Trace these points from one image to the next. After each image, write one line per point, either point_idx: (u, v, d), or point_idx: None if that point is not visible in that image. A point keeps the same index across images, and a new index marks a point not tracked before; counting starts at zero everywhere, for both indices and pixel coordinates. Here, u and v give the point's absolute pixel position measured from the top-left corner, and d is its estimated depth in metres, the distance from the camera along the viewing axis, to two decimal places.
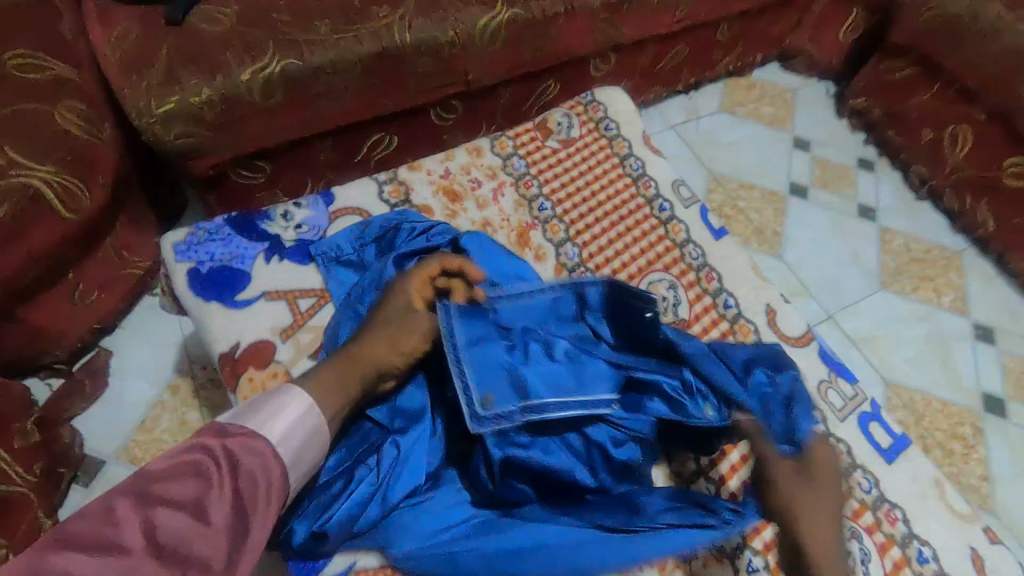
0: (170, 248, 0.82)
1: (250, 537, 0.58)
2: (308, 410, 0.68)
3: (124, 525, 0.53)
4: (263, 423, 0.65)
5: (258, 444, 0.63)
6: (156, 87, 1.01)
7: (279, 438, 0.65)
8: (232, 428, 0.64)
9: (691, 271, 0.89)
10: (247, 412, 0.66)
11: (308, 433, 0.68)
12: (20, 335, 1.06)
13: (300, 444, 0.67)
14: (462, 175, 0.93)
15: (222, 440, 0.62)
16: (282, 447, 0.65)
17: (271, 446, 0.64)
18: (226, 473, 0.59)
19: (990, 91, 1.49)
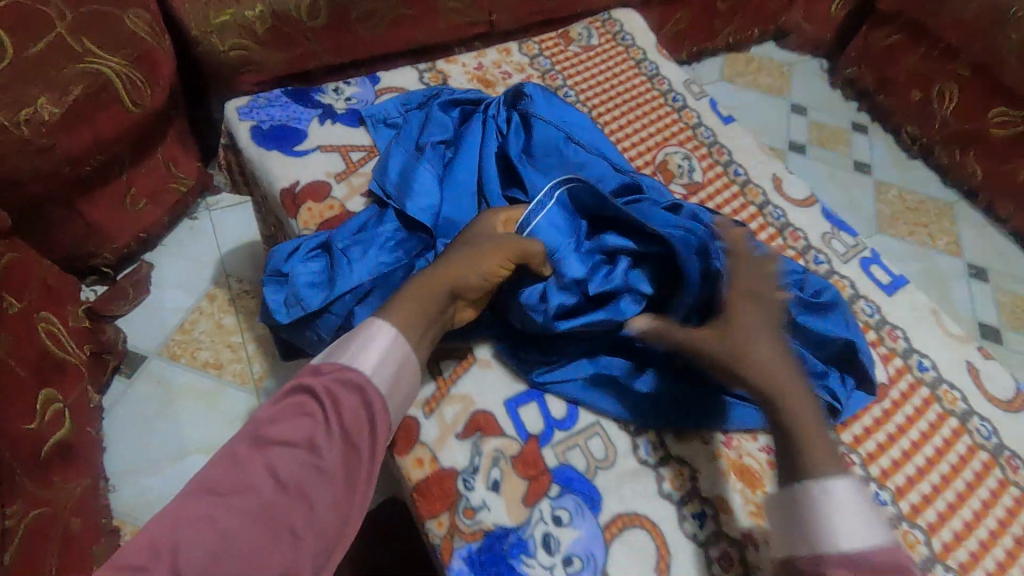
0: (234, 111, 0.90)
1: (363, 472, 0.57)
2: (396, 344, 0.62)
3: (248, 465, 0.54)
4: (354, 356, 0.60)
5: (356, 379, 0.59)
6: (214, 0, 1.08)
7: (370, 370, 0.60)
8: (326, 366, 0.60)
9: (703, 147, 0.97)
10: (338, 348, 0.61)
11: (398, 363, 0.61)
12: (76, 229, 1.11)
13: (394, 376, 0.61)
14: (495, 68, 1.02)
15: (321, 378, 0.59)
16: (377, 380, 0.60)
17: (364, 378, 0.59)
18: (331, 411, 0.57)
19: (973, 46, 1.59)
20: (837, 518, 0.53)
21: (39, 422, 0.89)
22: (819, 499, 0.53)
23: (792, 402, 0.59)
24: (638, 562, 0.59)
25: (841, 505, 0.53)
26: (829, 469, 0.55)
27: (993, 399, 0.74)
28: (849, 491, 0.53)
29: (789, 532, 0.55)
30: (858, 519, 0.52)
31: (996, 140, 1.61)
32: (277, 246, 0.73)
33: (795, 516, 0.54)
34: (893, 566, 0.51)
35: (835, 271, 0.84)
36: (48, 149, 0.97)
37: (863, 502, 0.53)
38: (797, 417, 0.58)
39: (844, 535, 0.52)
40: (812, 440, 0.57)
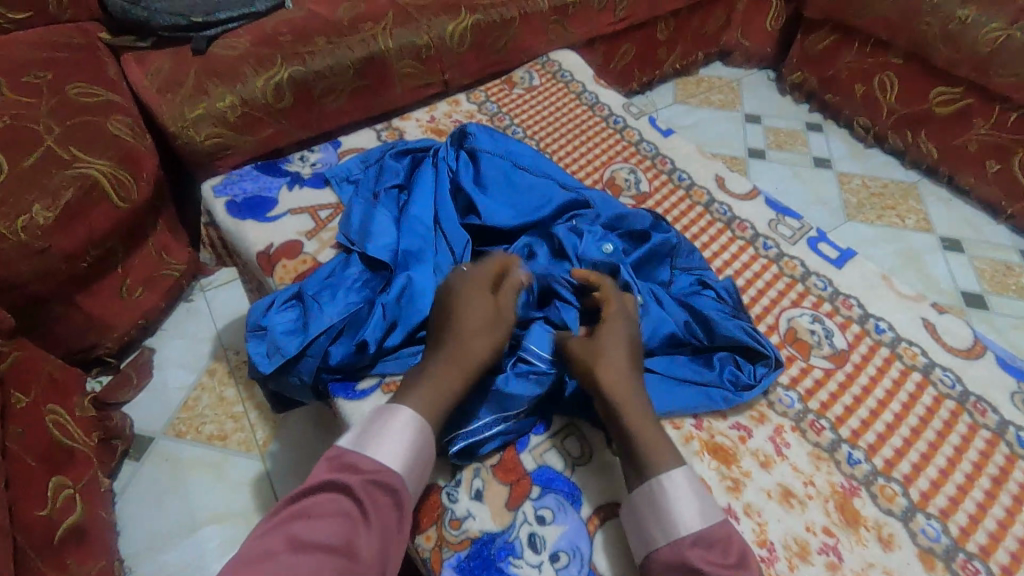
0: (210, 189, 0.99)
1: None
2: (413, 432, 0.62)
3: None
4: (392, 453, 0.60)
5: (391, 480, 0.59)
6: (187, 98, 1.15)
7: (401, 468, 0.60)
8: (361, 463, 0.59)
9: (646, 160, 1.06)
10: (366, 437, 0.61)
11: (424, 457, 0.63)
12: (77, 323, 1.17)
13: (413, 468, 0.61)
14: (446, 118, 1.12)
15: (358, 476, 0.58)
16: (404, 478, 0.60)
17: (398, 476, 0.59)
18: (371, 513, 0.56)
19: (900, 37, 1.57)
20: (676, 506, 0.61)
21: (50, 509, 0.93)
22: (662, 491, 0.62)
23: (630, 418, 0.66)
24: (624, 548, 0.67)
25: (681, 494, 0.61)
26: (671, 463, 0.63)
27: (951, 349, 0.81)
28: (686, 482, 0.62)
29: (638, 523, 0.62)
30: (694, 506, 0.60)
31: (940, 118, 1.58)
32: (254, 304, 0.80)
33: (645, 511, 0.62)
34: (727, 536, 0.59)
35: (785, 252, 0.93)
36: (44, 251, 1.03)
37: (699, 490, 0.62)
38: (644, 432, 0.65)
39: (686, 520, 0.60)
40: (650, 439, 0.65)
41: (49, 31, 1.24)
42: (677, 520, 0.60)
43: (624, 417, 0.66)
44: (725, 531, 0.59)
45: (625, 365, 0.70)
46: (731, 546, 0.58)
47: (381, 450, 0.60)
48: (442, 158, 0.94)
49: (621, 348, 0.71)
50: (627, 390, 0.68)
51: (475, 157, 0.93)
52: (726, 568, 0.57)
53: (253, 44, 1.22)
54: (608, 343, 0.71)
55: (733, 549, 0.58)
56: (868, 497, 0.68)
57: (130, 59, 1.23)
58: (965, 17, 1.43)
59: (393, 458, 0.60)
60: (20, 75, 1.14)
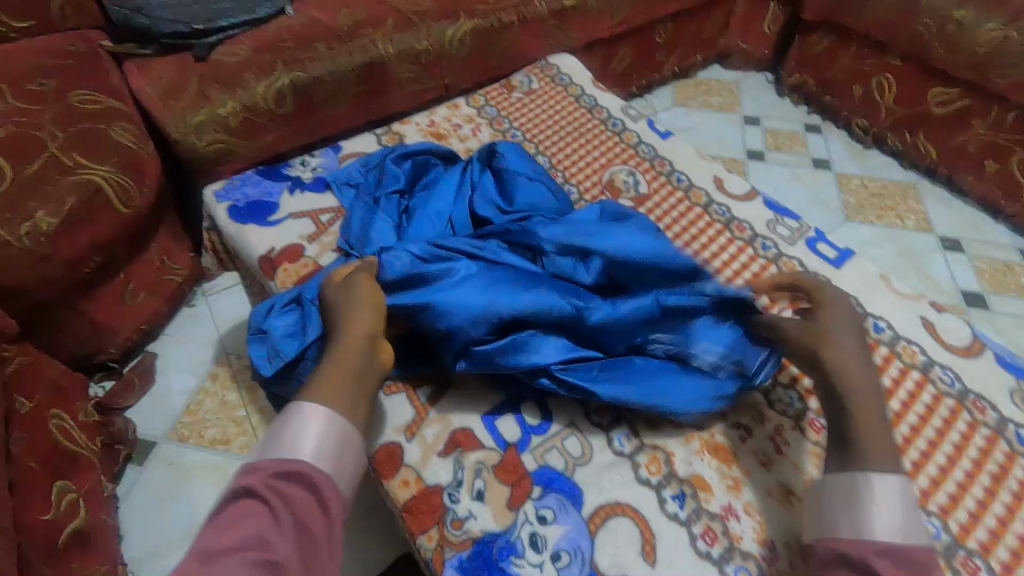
0: (212, 194, 1.00)
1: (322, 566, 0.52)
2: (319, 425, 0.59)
3: None
4: (307, 446, 0.57)
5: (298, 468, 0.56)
6: (189, 104, 1.16)
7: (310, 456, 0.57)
8: (264, 463, 0.56)
9: (645, 162, 1.07)
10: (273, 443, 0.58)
11: (346, 445, 0.59)
12: (80, 328, 1.17)
13: (335, 450, 0.58)
14: (446, 122, 1.13)
15: (263, 477, 0.55)
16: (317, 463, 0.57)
17: (312, 468, 0.56)
18: (279, 507, 0.53)
19: (897, 38, 1.57)
20: (877, 508, 0.57)
21: (54, 513, 0.94)
22: (868, 490, 0.59)
23: (856, 402, 0.64)
24: (625, 547, 0.67)
25: (887, 500, 0.58)
26: (881, 460, 0.60)
27: (950, 348, 0.81)
28: (897, 487, 0.58)
29: (830, 516, 0.60)
30: (896, 515, 0.57)
31: (939, 119, 1.59)
32: (256, 306, 0.82)
33: (840, 504, 0.59)
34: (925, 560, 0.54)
35: (785, 252, 0.93)
36: (48, 257, 1.04)
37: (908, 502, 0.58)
38: (862, 414, 0.64)
39: (881, 525, 0.56)
40: (869, 433, 0.62)
41: (53, 39, 1.26)
42: (874, 522, 0.57)
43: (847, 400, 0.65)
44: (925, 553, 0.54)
45: (850, 352, 0.67)
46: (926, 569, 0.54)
47: (292, 447, 0.57)
48: (467, 173, 0.95)
49: (853, 335, 0.69)
50: (855, 370, 0.66)
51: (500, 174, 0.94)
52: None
53: (254, 50, 1.23)
54: (836, 325, 0.70)
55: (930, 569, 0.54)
56: None
57: (132, 67, 1.24)
58: (962, 18, 1.44)
59: (304, 451, 0.57)
60: (24, 83, 1.15)
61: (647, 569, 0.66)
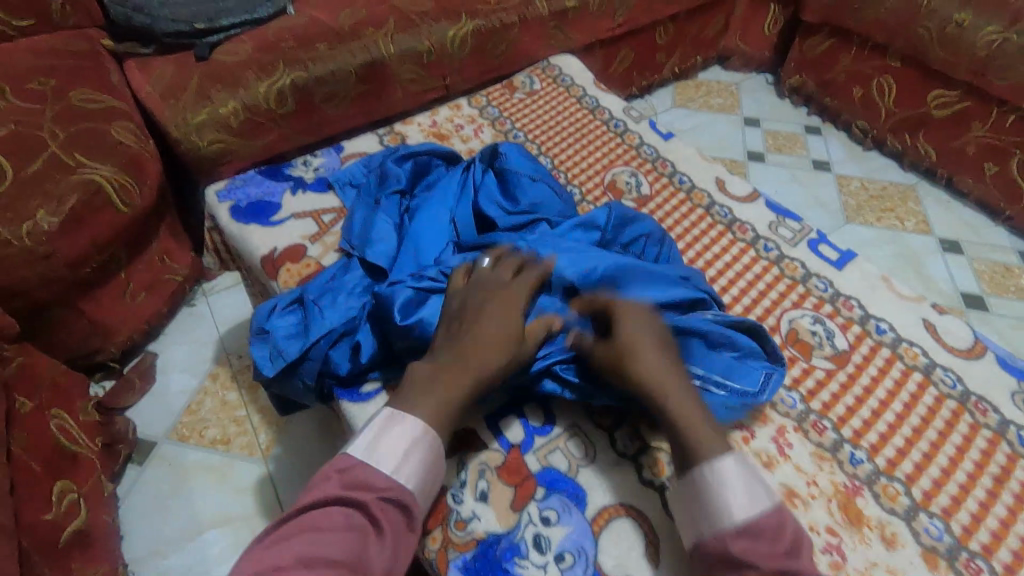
0: (214, 194, 1.00)
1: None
2: (422, 448, 0.62)
3: None
4: (415, 474, 0.61)
5: (404, 496, 0.59)
6: (190, 103, 1.16)
7: (416, 486, 0.61)
8: (376, 480, 0.59)
9: (647, 163, 1.07)
10: (380, 454, 0.61)
11: (433, 474, 0.63)
12: (81, 328, 1.17)
13: (429, 479, 0.62)
14: (448, 122, 1.13)
15: (372, 494, 0.58)
16: (417, 493, 0.61)
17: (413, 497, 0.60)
18: (386, 530, 0.57)
19: (897, 40, 1.58)
20: (725, 495, 0.59)
21: (54, 513, 0.94)
22: (708, 478, 0.61)
23: (681, 415, 0.65)
24: (629, 549, 0.68)
25: (726, 482, 0.60)
26: (714, 452, 0.62)
27: (952, 349, 0.82)
28: (733, 466, 0.60)
29: (691, 516, 0.61)
30: (740, 493, 0.59)
31: (938, 121, 1.59)
32: (257, 308, 0.81)
33: (695, 509, 0.61)
34: (777, 525, 0.57)
35: (786, 254, 0.93)
36: (48, 256, 1.04)
37: (750, 477, 0.60)
38: (675, 409, 0.65)
39: (731, 510, 0.58)
40: (690, 425, 0.64)
41: (53, 38, 1.25)
42: (727, 511, 0.58)
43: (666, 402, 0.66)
44: (775, 519, 0.57)
45: (647, 370, 0.68)
46: (782, 534, 0.57)
47: (402, 471, 0.60)
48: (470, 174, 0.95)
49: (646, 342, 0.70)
50: (669, 389, 0.67)
51: (504, 176, 0.94)
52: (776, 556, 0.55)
53: (255, 50, 1.23)
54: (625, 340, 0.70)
55: (785, 532, 0.57)
56: (870, 496, 0.69)
57: (133, 66, 1.23)
58: (962, 20, 1.44)
59: (411, 480, 0.61)
60: (25, 81, 1.15)
61: (651, 571, 0.66)
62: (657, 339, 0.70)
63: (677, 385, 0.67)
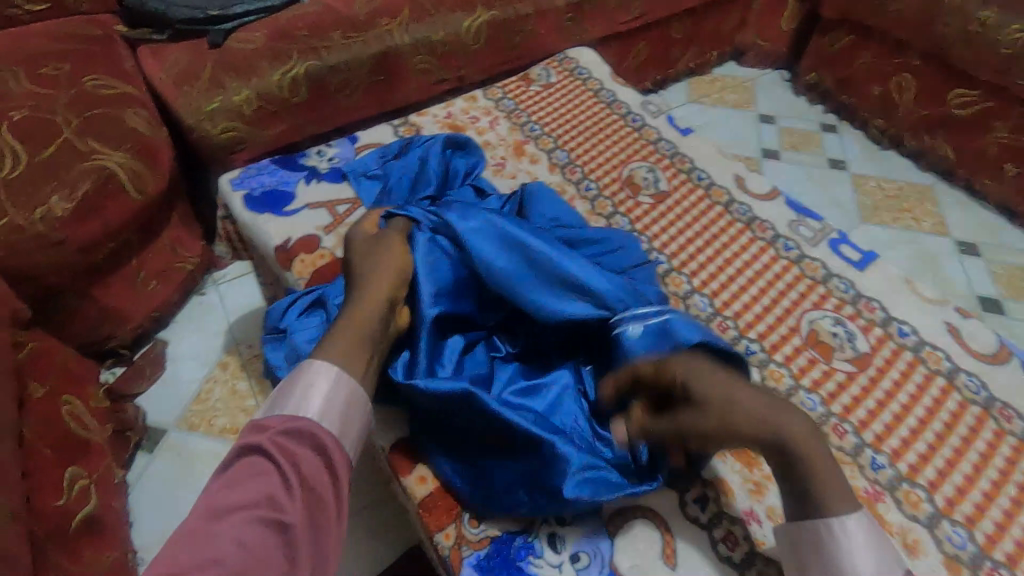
0: (227, 182, 0.99)
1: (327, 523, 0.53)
2: (322, 379, 0.61)
3: None
4: (320, 405, 0.59)
5: (306, 426, 0.57)
6: (204, 91, 1.15)
7: (318, 414, 0.59)
8: (273, 422, 0.57)
9: (665, 159, 1.06)
10: (280, 401, 0.60)
11: (345, 400, 0.61)
12: (92, 315, 1.17)
13: (343, 408, 0.60)
14: (463, 114, 1.11)
15: (271, 433, 0.56)
16: (324, 421, 0.58)
17: (320, 427, 0.58)
18: (291, 460, 0.55)
19: (918, 38, 1.55)
20: (847, 554, 0.56)
21: (65, 499, 0.94)
22: (835, 535, 0.57)
23: (807, 458, 0.59)
24: (645, 550, 0.67)
25: (857, 539, 0.56)
26: (840, 502, 0.57)
27: (976, 354, 0.80)
28: (860, 527, 0.56)
29: (812, 570, 0.58)
30: (867, 553, 0.55)
31: (958, 121, 1.57)
32: (275, 304, 0.82)
33: (814, 561, 0.58)
34: None
35: (806, 254, 0.92)
36: (61, 243, 1.04)
37: (875, 537, 0.56)
38: (790, 450, 0.59)
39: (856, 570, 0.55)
40: (819, 474, 0.58)
41: (67, 23, 1.25)
42: (848, 568, 0.55)
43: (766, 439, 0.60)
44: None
45: (755, 418, 0.61)
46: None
47: (303, 407, 0.59)
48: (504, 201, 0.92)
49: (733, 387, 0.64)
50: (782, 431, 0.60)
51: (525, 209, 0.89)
52: None
53: (270, 37, 1.22)
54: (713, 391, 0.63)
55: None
56: (892, 502, 0.68)
57: (146, 52, 1.22)
58: (986, 18, 1.42)
59: (311, 411, 0.59)
60: (38, 66, 1.15)
61: (668, 572, 0.66)
62: (723, 374, 0.65)
63: (775, 418, 0.61)
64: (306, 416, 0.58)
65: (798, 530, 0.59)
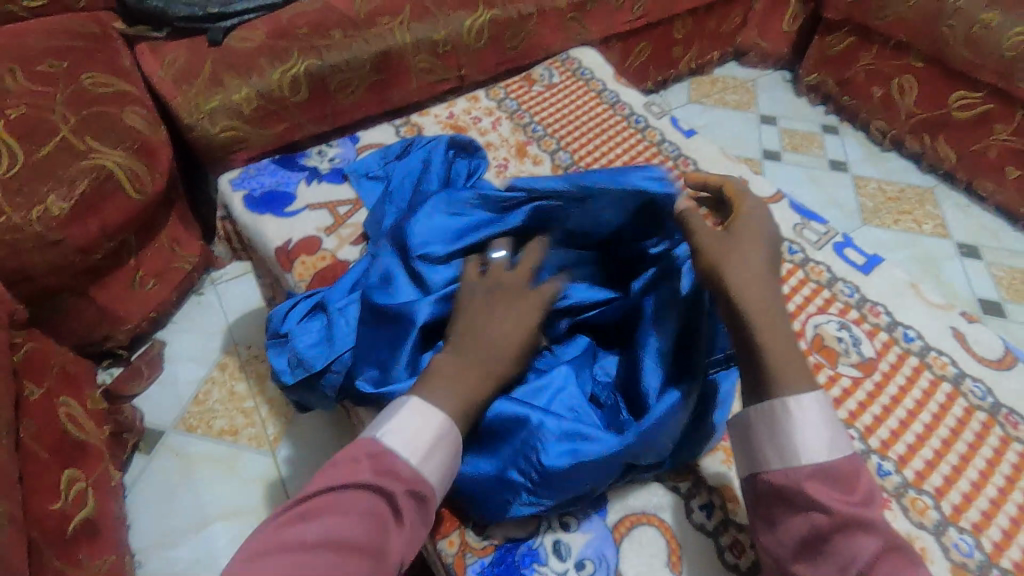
0: (227, 182, 0.98)
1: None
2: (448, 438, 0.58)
3: None
4: (425, 456, 0.56)
5: (424, 490, 0.55)
6: (203, 89, 1.14)
7: (437, 481, 0.57)
8: (402, 470, 0.55)
9: (668, 161, 1.05)
10: (408, 442, 0.56)
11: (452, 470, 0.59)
12: (90, 315, 1.16)
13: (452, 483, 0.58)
14: (465, 114, 1.11)
15: (400, 484, 0.54)
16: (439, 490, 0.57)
17: (429, 489, 0.56)
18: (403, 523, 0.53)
19: (919, 39, 1.55)
20: (801, 433, 0.56)
21: (63, 503, 0.93)
22: (789, 414, 0.56)
23: (765, 330, 0.59)
24: (652, 558, 0.67)
25: (809, 420, 0.56)
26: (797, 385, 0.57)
27: (982, 359, 0.80)
28: (816, 413, 0.56)
29: (761, 444, 0.58)
30: (820, 433, 0.56)
31: (960, 122, 1.56)
32: (274, 310, 0.81)
33: (769, 436, 0.57)
34: (854, 472, 0.55)
35: (811, 258, 0.91)
36: (58, 242, 1.03)
37: (828, 425, 0.56)
38: (765, 325, 0.59)
39: (808, 451, 0.55)
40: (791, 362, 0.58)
41: (64, 20, 1.23)
42: (800, 449, 0.56)
43: (737, 296, 0.60)
44: (853, 465, 0.55)
45: (759, 277, 0.61)
46: (858, 483, 0.54)
47: (418, 461, 0.56)
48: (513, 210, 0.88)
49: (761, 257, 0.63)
50: (757, 296, 0.60)
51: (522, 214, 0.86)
52: (851, 503, 0.53)
53: (269, 36, 1.21)
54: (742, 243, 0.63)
55: (860, 483, 0.54)
56: (899, 509, 0.67)
57: (145, 50, 1.21)
58: (989, 21, 1.41)
59: (431, 471, 0.56)
60: (35, 63, 1.13)
61: None
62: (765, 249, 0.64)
63: (766, 299, 0.60)
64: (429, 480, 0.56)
65: (750, 416, 0.58)
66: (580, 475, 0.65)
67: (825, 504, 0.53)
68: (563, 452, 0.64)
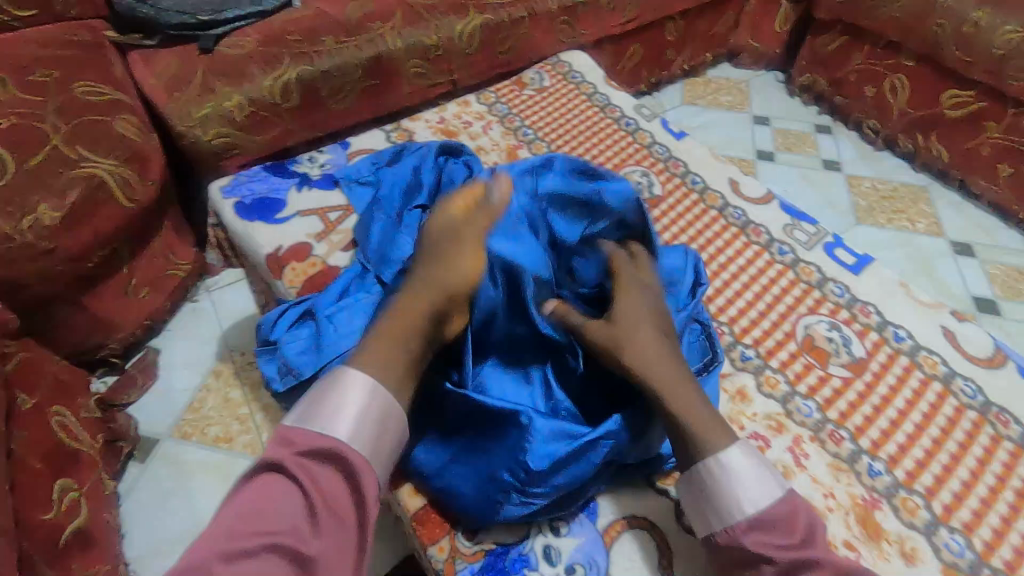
0: (218, 189, 0.98)
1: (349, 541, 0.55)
2: (354, 398, 0.60)
3: None
4: (330, 419, 0.59)
5: (333, 448, 0.58)
6: (195, 97, 1.14)
7: (348, 435, 0.59)
8: (299, 438, 0.59)
9: (659, 163, 1.05)
10: (310, 413, 0.60)
11: (373, 421, 0.60)
12: (83, 324, 1.16)
13: (375, 433, 0.60)
14: (456, 119, 1.11)
15: (293, 450, 0.58)
16: (353, 443, 0.59)
17: (348, 450, 0.58)
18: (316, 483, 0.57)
19: (910, 39, 1.55)
20: (734, 487, 0.61)
21: (56, 513, 0.93)
22: (717, 475, 0.61)
23: (668, 393, 0.66)
24: (643, 561, 0.67)
25: (736, 475, 0.61)
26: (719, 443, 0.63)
27: (972, 358, 0.80)
28: (742, 462, 0.61)
29: (701, 511, 0.62)
30: (754, 484, 0.61)
31: (952, 121, 1.57)
32: (263, 317, 0.81)
33: (705, 502, 0.62)
34: (792, 514, 0.59)
35: (801, 258, 0.91)
36: (50, 251, 1.02)
37: (758, 472, 0.61)
38: (655, 378, 0.66)
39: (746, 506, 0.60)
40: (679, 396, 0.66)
41: (55, 29, 1.23)
42: (736, 503, 0.60)
43: (642, 375, 0.67)
44: (788, 507, 0.60)
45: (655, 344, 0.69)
46: (795, 524, 0.59)
47: (328, 426, 0.59)
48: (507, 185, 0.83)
49: (651, 323, 0.71)
50: (664, 369, 0.67)
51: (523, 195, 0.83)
52: (792, 546, 0.58)
53: (261, 43, 1.21)
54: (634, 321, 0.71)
55: (798, 523, 0.59)
56: (889, 510, 0.67)
57: (137, 58, 1.21)
58: (979, 20, 1.42)
59: (338, 430, 0.59)
60: (26, 73, 1.13)
61: None
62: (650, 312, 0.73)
63: (662, 363, 0.68)
64: (337, 437, 0.59)
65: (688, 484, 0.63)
66: (575, 471, 0.67)
67: (769, 555, 0.58)
68: (548, 452, 0.66)
